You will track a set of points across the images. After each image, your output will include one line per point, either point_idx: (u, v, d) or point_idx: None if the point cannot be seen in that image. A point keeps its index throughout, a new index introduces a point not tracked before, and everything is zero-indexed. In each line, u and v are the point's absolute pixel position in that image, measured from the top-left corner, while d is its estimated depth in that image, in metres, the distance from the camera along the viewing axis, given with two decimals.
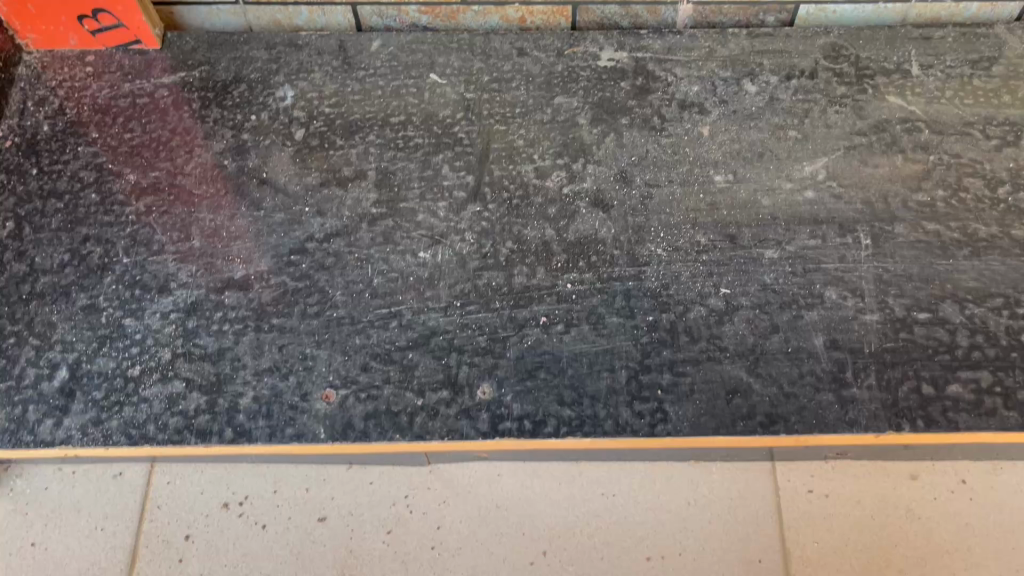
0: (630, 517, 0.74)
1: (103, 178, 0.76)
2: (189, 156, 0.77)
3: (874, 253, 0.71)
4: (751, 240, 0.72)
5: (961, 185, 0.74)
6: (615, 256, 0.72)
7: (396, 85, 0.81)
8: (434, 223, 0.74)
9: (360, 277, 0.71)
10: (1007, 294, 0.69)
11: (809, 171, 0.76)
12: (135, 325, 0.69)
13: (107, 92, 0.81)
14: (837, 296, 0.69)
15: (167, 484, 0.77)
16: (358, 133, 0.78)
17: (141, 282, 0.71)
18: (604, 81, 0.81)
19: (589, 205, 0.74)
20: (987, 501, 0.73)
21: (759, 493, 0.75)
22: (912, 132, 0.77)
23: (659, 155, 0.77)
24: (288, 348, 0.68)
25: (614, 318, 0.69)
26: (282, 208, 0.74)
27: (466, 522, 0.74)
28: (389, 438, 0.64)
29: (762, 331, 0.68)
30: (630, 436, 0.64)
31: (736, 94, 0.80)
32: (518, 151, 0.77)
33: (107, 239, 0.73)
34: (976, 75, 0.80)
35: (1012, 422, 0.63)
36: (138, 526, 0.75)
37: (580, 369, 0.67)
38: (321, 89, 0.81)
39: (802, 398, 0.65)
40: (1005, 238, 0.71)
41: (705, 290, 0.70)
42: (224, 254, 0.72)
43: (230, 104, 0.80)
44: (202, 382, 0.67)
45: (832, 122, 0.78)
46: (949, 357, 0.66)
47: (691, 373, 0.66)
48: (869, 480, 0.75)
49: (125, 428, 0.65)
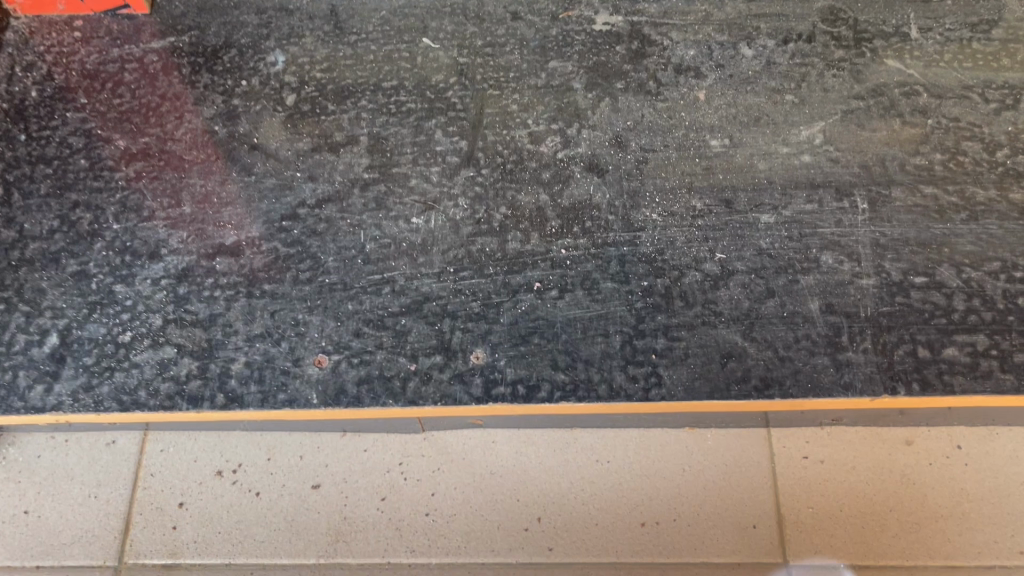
0: (624, 483, 0.74)
1: (93, 145, 0.75)
2: (179, 122, 0.76)
3: (871, 217, 0.70)
4: (747, 204, 0.71)
5: (959, 148, 0.74)
6: (610, 221, 0.71)
7: (388, 49, 0.80)
8: (427, 188, 0.73)
9: (352, 242, 0.70)
10: (1004, 258, 0.68)
11: (806, 135, 0.75)
12: (125, 291, 0.69)
13: (95, 58, 0.80)
14: (833, 261, 0.69)
15: (161, 453, 0.76)
16: (350, 98, 0.77)
17: (131, 249, 0.70)
18: (600, 45, 0.80)
19: (584, 170, 0.74)
20: (983, 466, 0.73)
21: (754, 459, 0.75)
22: (910, 95, 0.77)
23: (655, 120, 0.76)
24: (280, 315, 0.67)
25: (609, 283, 0.68)
26: (273, 174, 0.74)
27: (461, 489, 0.74)
28: (383, 403, 0.64)
29: (757, 295, 0.67)
30: (624, 400, 0.64)
31: (733, 58, 0.79)
32: (512, 116, 0.77)
33: (97, 206, 0.72)
34: (976, 38, 0.79)
35: (1007, 385, 0.63)
36: (131, 494, 0.75)
37: (574, 334, 0.66)
38: (312, 54, 0.80)
39: (797, 362, 0.65)
40: (1003, 202, 0.71)
41: (701, 255, 0.69)
42: (215, 220, 0.72)
43: (220, 70, 0.79)
44: (193, 348, 0.66)
45: (829, 86, 0.78)
46: (946, 321, 0.66)
47: (686, 338, 0.66)
48: (865, 446, 0.74)
49: (116, 394, 0.65)
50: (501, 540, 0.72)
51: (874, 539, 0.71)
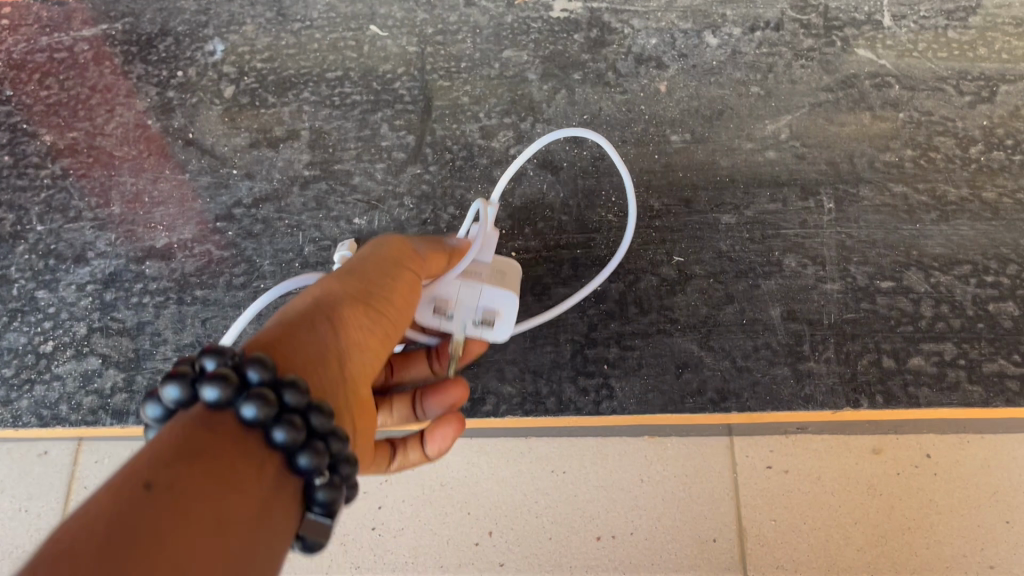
0: (579, 495, 0.70)
1: (18, 140, 0.71)
2: (109, 115, 0.72)
3: (837, 217, 0.67)
4: (708, 204, 0.68)
5: (931, 144, 0.70)
6: (563, 221, 0.67)
7: (334, 37, 0.76)
8: (371, 186, 0.69)
9: (290, 245, 0.66)
10: (976, 261, 0.65)
11: (771, 129, 0.71)
12: (48, 298, 0.65)
13: (23, 47, 0.76)
14: (797, 264, 0.65)
15: (94, 464, 0.73)
16: (292, 90, 0.73)
17: (55, 252, 0.67)
18: (557, 33, 0.76)
19: (537, 166, 0.69)
20: (953, 475, 0.70)
21: (714, 470, 0.71)
22: (881, 88, 0.73)
23: (613, 113, 0.72)
24: (212, 323, 0.64)
25: (561, 289, 0.65)
26: (209, 171, 0.70)
27: (410, 501, 0.71)
28: None
29: (716, 301, 0.64)
30: (573, 414, 0.61)
31: (697, 47, 0.75)
32: (463, 109, 0.73)
33: (20, 205, 0.69)
34: (951, 26, 0.76)
35: (975, 397, 0.61)
36: (63, 508, 0.72)
37: (523, 343, 0.63)
38: (253, 43, 0.75)
39: (755, 373, 0.62)
40: (976, 201, 0.67)
41: (657, 258, 0.66)
42: (145, 221, 0.68)
43: (155, 59, 0.75)
44: (119, 359, 0.63)
45: (797, 77, 0.74)
46: (912, 328, 0.63)
47: (640, 347, 0.63)
48: (831, 455, 0.71)
49: (36, 408, 0.62)
50: (450, 556, 0.70)
51: (837, 554, 0.68)
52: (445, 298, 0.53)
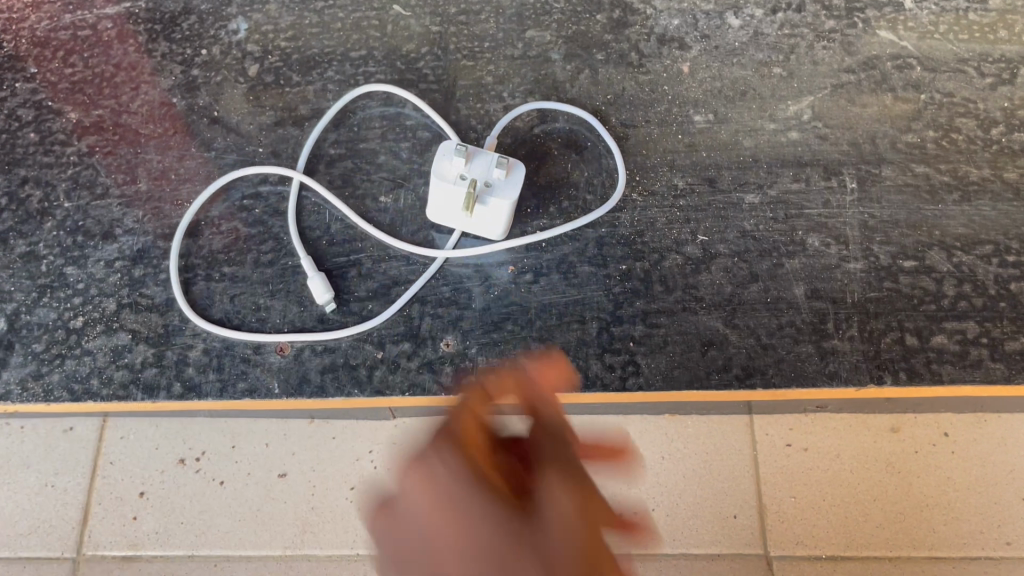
0: None
1: (44, 117, 0.72)
2: (134, 93, 0.73)
3: (860, 197, 0.67)
4: (731, 183, 0.68)
5: (952, 125, 0.71)
6: (588, 200, 0.68)
7: (357, 16, 0.76)
8: (396, 165, 0.70)
9: (317, 222, 0.67)
10: (998, 241, 0.66)
11: (794, 110, 0.72)
12: (77, 274, 0.65)
13: (47, 24, 0.76)
14: (820, 243, 0.66)
15: (120, 440, 0.74)
16: (316, 69, 0.74)
17: (83, 228, 0.67)
18: (579, 14, 0.76)
19: (562, 146, 0.70)
20: (971, 454, 0.71)
21: (734, 448, 0.72)
22: (903, 69, 0.73)
23: (636, 94, 0.73)
24: (240, 299, 0.64)
25: (586, 266, 0.65)
26: (234, 149, 0.70)
27: None
28: (348, 394, 0.61)
29: (740, 280, 0.64)
30: (600, 391, 0.61)
31: (719, 28, 0.76)
32: (487, 88, 0.73)
33: (47, 182, 0.69)
34: (973, 8, 0.76)
35: (997, 374, 0.61)
36: (90, 483, 0.72)
37: (550, 321, 0.63)
38: (276, 21, 0.76)
39: (780, 350, 0.62)
40: (997, 182, 0.68)
41: (682, 237, 0.66)
42: (172, 198, 0.68)
43: (179, 37, 0.75)
44: (148, 334, 0.63)
45: (819, 58, 0.74)
46: (935, 307, 0.63)
47: (665, 324, 0.63)
48: (850, 434, 0.72)
49: (67, 383, 0.62)
50: None
51: (856, 530, 0.69)
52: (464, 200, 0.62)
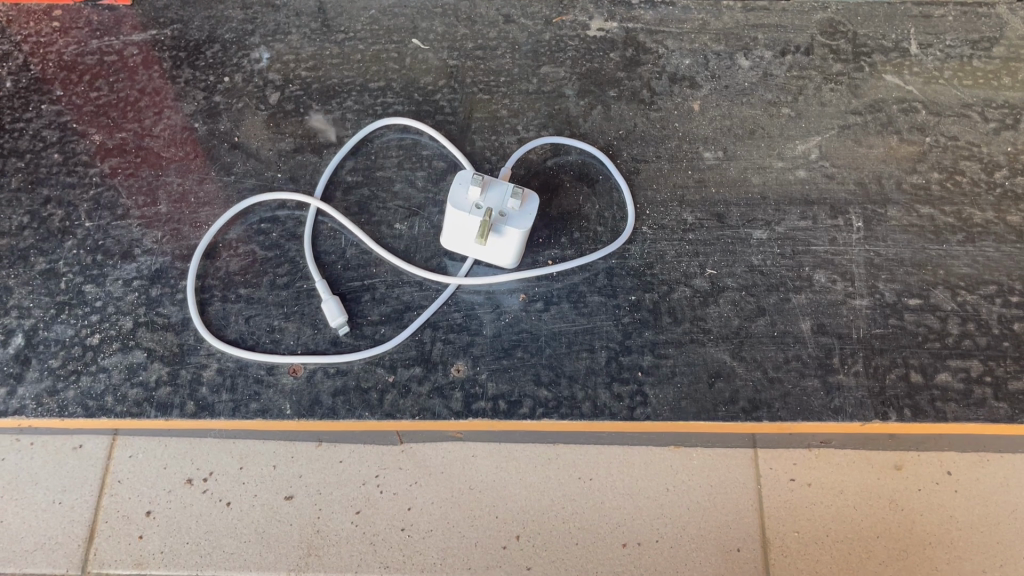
0: (606, 501, 0.72)
1: (67, 139, 0.73)
2: (158, 117, 0.74)
3: (866, 236, 0.69)
4: (740, 219, 0.70)
5: (957, 167, 0.72)
6: (598, 232, 0.69)
7: (377, 49, 0.79)
8: (411, 193, 0.71)
9: (333, 247, 0.68)
10: (1001, 281, 0.67)
11: (801, 149, 0.73)
12: (96, 292, 0.66)
13: (74, 49, 0.78)
14: (826, 280, 0.67)
15: (128, 458, 0.75)
16: (336, 98, 0.76)
17: (103, 248, 0.68)
18: (593, 52, 0.79)
19: (574, 178, 0.72)
20: (973, 493, 0.72)
21: (737, 481, 0.74)
22: (908, 112, 0.75)
23: (648, 130, 0.74)
24: (255, 320, 0.65)
25: (596, 297, 0.66)
26: (253, 175, 0.72)
27: (439, 504, 0.73)
28: (358, 416, 0.61)
29: (748, 313, 0.65)
30: (608, 419, 0.61)
31: (729, 69, 0.78)
32: (502, 121, 0.75)
33: (69, 202, 0.70)
34: (976, 56, 0.79)
35: (1001, 414, 0.62)
36: (98, 501, 0.73)
37: (559, 349, 0.64)
38: (297, 51, 0.79)
39: (786, 384, 0.63)
40: (1000, 224, 0.69)
41: (691, 270, 0.67)
42: (191, 220, 0.69)
43: (203, 65, 0.78)
44: (164, 353, 0.64)
45: (826, 100, 0.76)
46: (939, 345, 0.64)
47: (673, 355, 0.64)
48: (852, 470, 0.73)
49: (82, 399, 0.62)
50: (477, 558, 0.70)
51: (860, 566, 0.69)
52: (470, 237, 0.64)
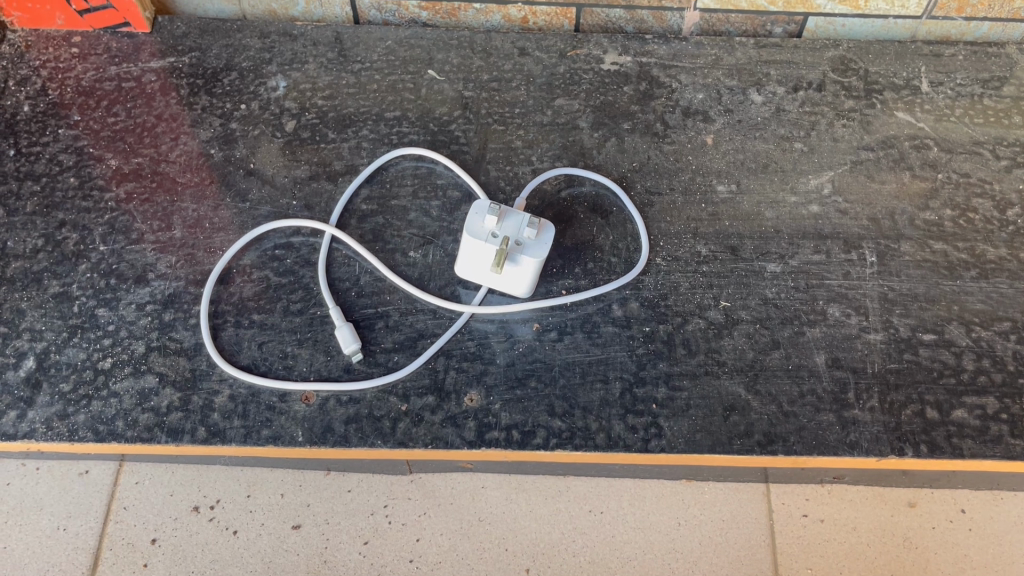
0: (616, 536, 0.74)
1: (84, 163, 0.73)
2: (174, 143, 0.75)
3: (879, 271, 0.69)
4: (754, 252, 0.70)
5: (969, 205, 0.73)
6: (612, 263, 0.69)
7: (393, 79, 0.80)
8: (426, 222, 0.71)
9: (347, 274, 0.68)
10: (1015, 318, 0.66)
11: (815, 184, 0.74)
12: (109, 315, 0.66)
13: (92, 75, 0.79)
14: (840, 314, 0.67)
15: (134, 485, 0.77)
16: (351, 127, 0.76)
17: (117, 271, 0.68)
18: (607, 85, 0.80)
19: (588, 210, 0.72)
20: (987, 532, 0.74)
21: (749, 516, 0.75)
22: (920, 149, 0.76)
23: (661, 162, 0.75)
24: (268, 346, 0.64)
25: (610, 327, 0.66)
26: (268, 202, 0.72)
27: (447, 535, 0.74)
28: (370, 444, 0.61)
29: (762, 346, 0.65)
30: (622, 451, 0.61)
31: (742, 103, 0.79)
32: (516, 152, 0.75)
33: (84, 226, 0.70)
34: (987, 94, 0.80)
35: (1017, 451, 0.60)
36: (103, 527, 0.75)
37: (573, 380, 0.63)
38: (314, 80, 0.79)
39: (801, 418, 0.62)
40: (1014, 261, 0.69)
41: (705, 302, 0.67)
42: (206, 245, 0.69)
43: (220, 92, 0.78)
44: (176, 378, 0.63)
45: (839, 136, 0.77)
46: (954, 381, 0.63)
47: (687, 388, 0.63)
48: (865, 506, 0.75)
49: (92, 424, 0.61)
50: None
51: None
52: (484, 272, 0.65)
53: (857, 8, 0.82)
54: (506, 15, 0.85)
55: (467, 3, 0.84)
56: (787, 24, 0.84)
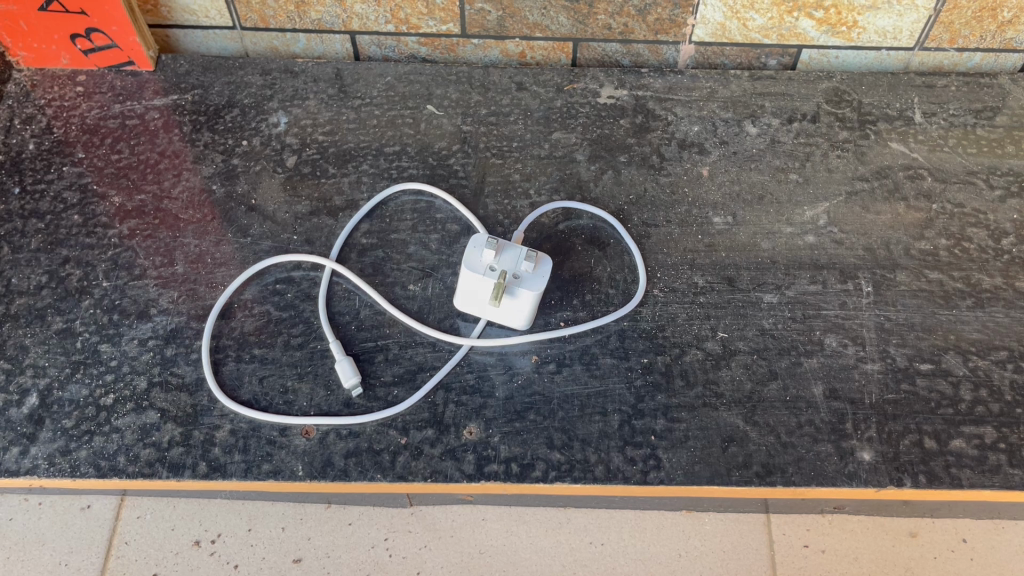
0: (617, 566, 0.74)
1: (87, 200, 0.74)
2: (176, 179, 0.76)
3: (876, 300, 0.69)
4: (751, 283, 0.70)
5: (964, 234, 0.73)
6: (610, 294, 0.70)
7: (392, 115, 0.81)
8: (425, 256, 0.72)
9: (347, 308, 0.69)
10: (1012, 347, 0.67)
11: (810, 215, 0.74)
12: (111, 351, 0.66)
13: (97, 113, 0.80)
14: (837, 344, 0.67)
15: (136, 519, 0.78)
16: (351, 162, 0.77)
17: (119, 307, 0.69)
18: (604, 118, 0.81)
19: (585, 242, 0.73)
20: (988, 561, 0.74)
21: (750, 546, 0.76)
22: (915, 179, 0.77)
23: (658, 194, 0.76)
24: (268, 381, 0.65)
25: (608, 359, 0.66)
26: (269, 237, 0.73)
27: (448, 568, 0.75)
28: (369, 478, 0.61)
29: (760, 377, 0.65)
30: (621, 483, 0.61)
31: (737, 135, 0.80)
32: (514, 185, 0.76)
33: (87, 262, 0.71)
34: (979, 124, 0.81)
35: (1016, 480, 0.60)
36: (105, 562, 0.75)
37: (571, 413, 0.64)
38: (315, 116, 0.81)
39: (799, 449, 0.62)
40: (1009, 289, 0.70)
41: (703, 333, 0.68)
42: (207, 281, 0.70)
43: (222, 129, 0.80)
44: (177, 413, 0.63)
45: (834, 166, 0.78)
46: (952, 411, 0.64)
47: (686, 419, 0.63)
48: (866, 535, 0.75)
49: (94, 459, 0.61)
50: None
51: None
52: (484, 309, 0.66)
53: (849, 41, 0.83)
54: (504, 50, 0.86)
55: (466, 38, 0.85)
56: (782, 56, 0.85)
